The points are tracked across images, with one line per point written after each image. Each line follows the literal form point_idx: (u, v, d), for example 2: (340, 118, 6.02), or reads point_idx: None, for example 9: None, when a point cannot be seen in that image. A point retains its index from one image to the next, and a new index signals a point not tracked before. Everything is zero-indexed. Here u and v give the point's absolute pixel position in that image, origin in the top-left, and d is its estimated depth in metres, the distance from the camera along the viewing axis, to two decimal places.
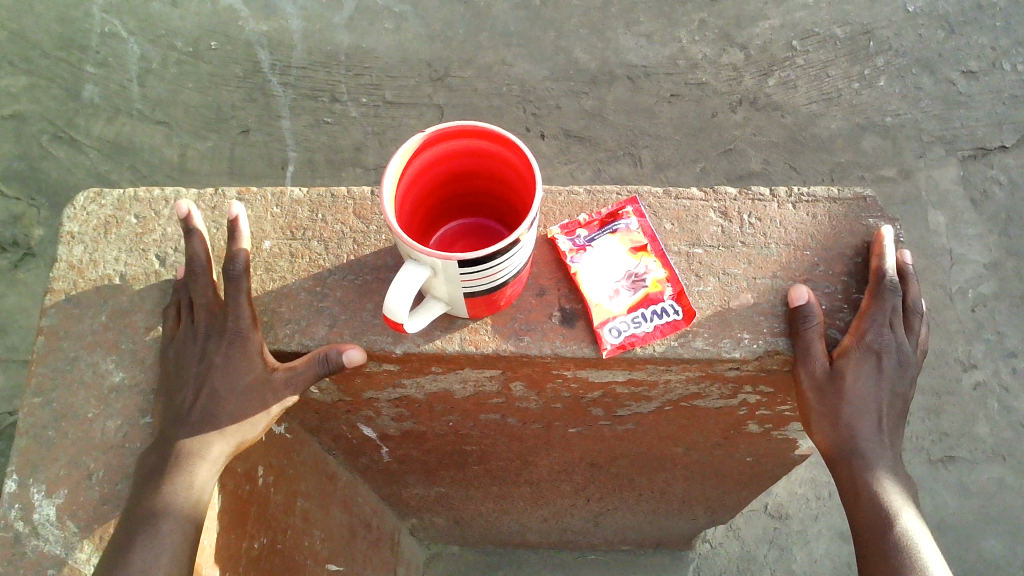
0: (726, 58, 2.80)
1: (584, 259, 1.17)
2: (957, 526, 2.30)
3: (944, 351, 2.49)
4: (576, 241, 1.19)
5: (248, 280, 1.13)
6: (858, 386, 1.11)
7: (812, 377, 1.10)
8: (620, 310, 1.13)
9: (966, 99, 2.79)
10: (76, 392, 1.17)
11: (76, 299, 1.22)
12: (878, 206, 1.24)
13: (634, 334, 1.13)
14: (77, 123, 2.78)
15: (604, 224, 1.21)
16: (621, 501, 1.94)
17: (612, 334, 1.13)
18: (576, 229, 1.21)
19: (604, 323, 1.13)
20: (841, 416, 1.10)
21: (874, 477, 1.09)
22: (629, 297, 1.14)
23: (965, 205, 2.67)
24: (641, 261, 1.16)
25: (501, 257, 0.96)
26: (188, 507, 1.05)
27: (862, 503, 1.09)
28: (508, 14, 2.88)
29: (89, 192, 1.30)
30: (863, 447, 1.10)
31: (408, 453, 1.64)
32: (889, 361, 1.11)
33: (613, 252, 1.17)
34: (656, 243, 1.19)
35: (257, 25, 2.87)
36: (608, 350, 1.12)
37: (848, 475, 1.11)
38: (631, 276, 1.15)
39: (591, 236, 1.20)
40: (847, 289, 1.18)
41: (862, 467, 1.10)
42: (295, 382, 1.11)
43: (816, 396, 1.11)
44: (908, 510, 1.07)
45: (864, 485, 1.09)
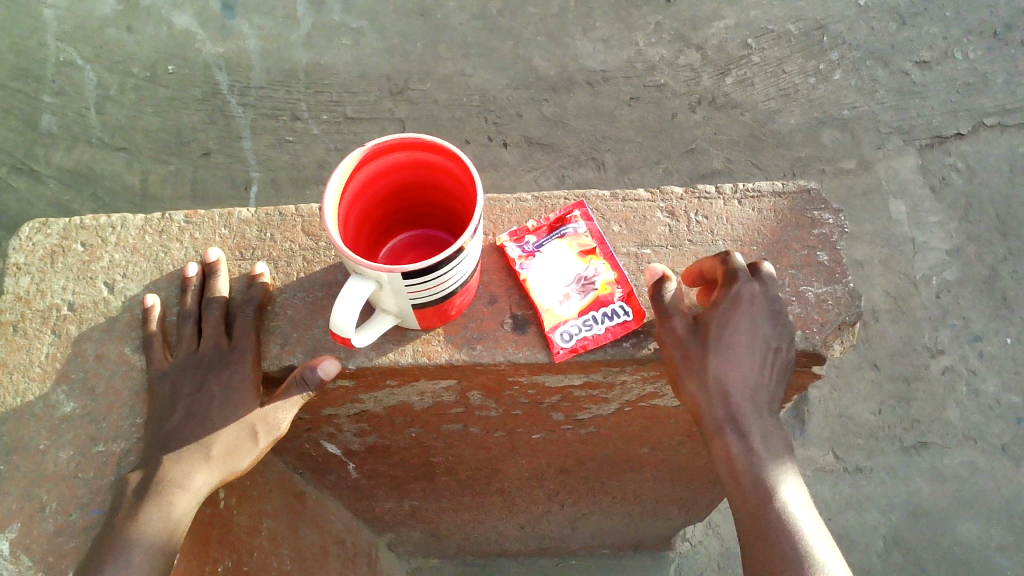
0: (683, 59, 2.83)
1: (534, 264, 1.18)
2: (933, 512, 2.33)
3: (910, 339, 2.52)
4: (526, 248, 1.20)
5: (221, 314, 1.16)
6: (726, 339, 1.08)
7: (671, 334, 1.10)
8: (570, 314, 1.14)
9: (922, 89, 2.82)
10: (27, 424, 1.15)
11: (24, 331, 1.20)
12: (822, 198, 1.26)
13: (585, 336, 1.13)
14: (35, 153, 2.76)
15: (552, 229, 1.21)
16: (595, 504, 1.94)
17: (563, 338, 1.13)
18: (524, 237, 1.22)
19: (556, 326, 1.14)
20: (707, 373, 1.07)
21: (744, 439, 1.06)
22: (579, 301, 1.14)
23: (925, 193, 2.71)
24: (590, 264, 1.16)
25: (445, 265, 0.96)
26: (160, 537, 1.02)
27: (733, 467, 1.05)
28: (465, 26, 2.89)
29: (34, 222, 1.29)
30: (734, 405, 1.07)
31: (376, 467, 1.64)
32: (756, 313, 1.09)
33: (560, 257, 1.18)
34: (605, 245, 1.20)
35: (213, 46, 2.86)
36: (560, 354, 1.13)
37: (718, 438, 1.07)
38: (580, 279, 1.15)
39: (540, 241, 1.21)
40: (795, 282, 1.20)
41: (731, 427, 1.06)
42: (282, 410, 1.10)
43: (678, 352, 1.09)
44: (779, 474, 1.04)
45: (734, 449, 1.06)
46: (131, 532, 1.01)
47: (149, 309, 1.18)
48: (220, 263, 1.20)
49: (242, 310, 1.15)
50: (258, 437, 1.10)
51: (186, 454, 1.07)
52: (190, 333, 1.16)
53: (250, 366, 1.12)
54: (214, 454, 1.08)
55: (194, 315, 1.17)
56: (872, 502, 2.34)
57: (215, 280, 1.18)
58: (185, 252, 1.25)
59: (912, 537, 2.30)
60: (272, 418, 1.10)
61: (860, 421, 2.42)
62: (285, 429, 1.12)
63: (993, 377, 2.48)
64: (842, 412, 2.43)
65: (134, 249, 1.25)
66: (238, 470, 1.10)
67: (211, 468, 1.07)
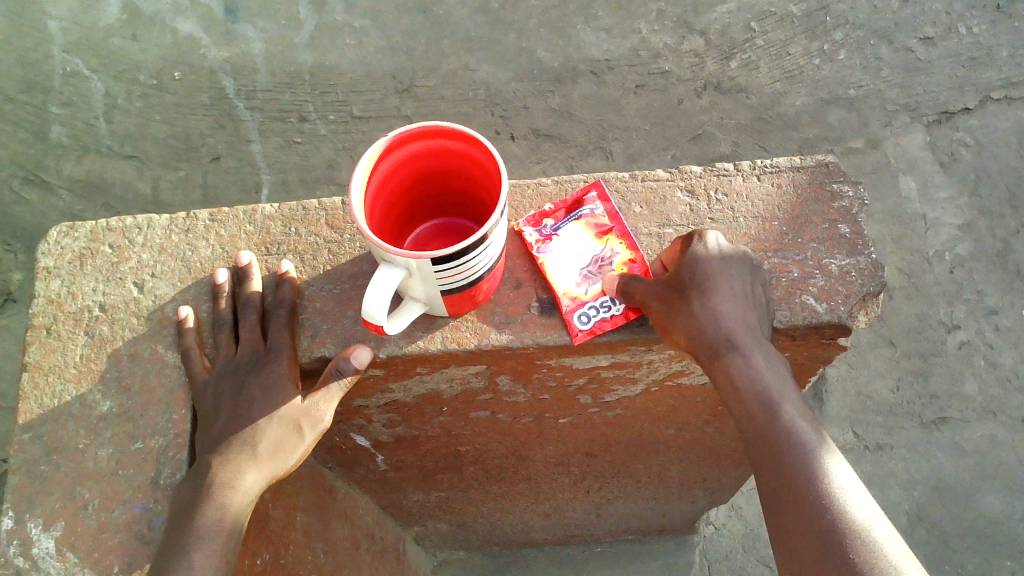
0: (686, 45, 2.83)
1: (552, 247, 1.20)
2: (955, 486, 2.33)
3: (926, 315, 2.52)
4: (543, 231, 1.21)
5: (257, 317, 1.17)
6: (710, 278, 1.11)
7: (650, 295, 1.10)
8: (587, 294, 1.17)
9: (927, 65, 2.82)
10: (65, 424, 1.17)
11: (57, 333, 1.22)
12: (841, 171, 1.27)
13: (604, 316, 1.15)
14: (47, 164, 2.77)
15: (568, 211, 1.23)
16: (620, 490, 1.95)
17: (582, 321, 1.15)
18: (542, 220, 1.23)
19: (574, 307, 1.16)
20: (698, 310, 1.09)
21: (749, 366, 1.07)
22: (595, 283, 1.17)
23: (934, 168, 2.70)
24: (607, 245, 1.19)
25: (472, 252, 0.97)
26: (217, 538, 1.03)
27: (743, 398, 1.07)
28: (467, 20, 2.89)
29: (61, 226, 1.30)
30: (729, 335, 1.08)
31: (404, 459, 1.65)
32: (725, 255, 1.13)
33: (577, 240, 1.20)
34: (621, 225, 1.21)
35: (218, 51, 2.88)
36: (578, 336, 1.15)
37: (722, 370, 1.07)
38: (597, 261, 1.18)
39: (556, 224, 1.22)
40: (818, 255, 1.20)
41: (734, 356, 1.07)
42: (323, 403, 1.12)
43: (663, 307, 1.10)
44: (786, 399, 1.07)
45: (740, 377, 1.07)
46: (188, 536, 1.02)
47: (184, 319, 1.19)
48: (252, 265, 1.21)
49: (275, 313, 1.16)
50: (303, 432, 1.10)
51: (234, 456, 1.07)
52: (227, 339, 1.17)
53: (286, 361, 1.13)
54: (265, 452, 1.08)
55: (230, 321, 1.19)
56: (895, 479, 2.34)
57: (250, 284, 1.20)
58: (212, 249, 1.26)
59: (936, 512, 2.31)
60: (315, 412, 1.11)
61: (880, 398, 2.43)
62: (329, 421, 1.13)
63: (1010, 350, 2.48)
64: (860, 390, 2.44)
65: (162, 249, 1.27)
66: (287, 467, 1.11)
67: (263, 466, 1.08)
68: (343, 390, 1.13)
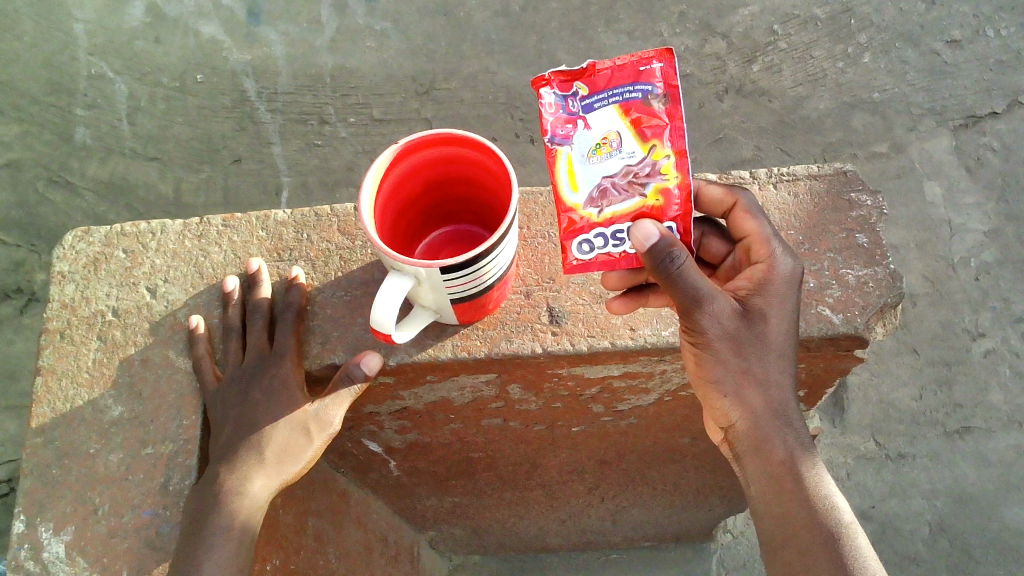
0: (708, 48, 2.80)
1: (574, 134, 0.96)
2: (979, 496, 2.29)
3: (950, 323, 2.48)
4: (568, 104, 0.96)
5: (266, 324, 1.17)
6: (772, 333, 1.08)
7: (719, 323, 1.05)
8: (600, 217, 0.98)
9: (953, 69, 2.77)
10: (77, 428, 1.17)
11: (71, 337, 1.23)
12: (860, 179, 1.25)
13: (612, 252, 1.01)
14: (71, 166, 2.80)
15: (614, 79, 0.96)
16: (636, 497, 1.94)
17: (582, 249, 1.00)
18: (574, 83, 0.96)
19: (578, 230, 0.99)
20: (753, 366, 1.07)
21: (788, 446, 1.08)
22: (616, 203, 0.98)
23: (960, 174, 2.66)
24: (651, 155, 0.96)
25: (485, 257, 0.95)
26: (226, 548, 1.03)
27: (778, 473, 1.07)
28: (487, 22, 2.88)
29: (77, 230, 1.31)
30: (775, 407, 1.08)
31: (417, 465, 1.65)
32: (787, 294, 1.08)
33: (612, 132, 0.96)
34: (676, 123, 0.97)
35: (240, 54, 2.89)
36: (571, 264, 1.00)
37: (767, 440, 1.08)
38: (631, 173, 0.97)
39: (591, 98, 0.96)
40: (835, 265, 1.19)
41: (780, 432, 1.08)
42: (329, 412, 1.11)
43: (722, 340, 1.06)
44: (830, 488, 1.05)
45: (779, 456, 1.07)
46: (197, 547, 1.02)
47: (194, 328, 1.19)
48: (261, 271, 1.21)
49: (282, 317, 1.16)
50: (311, 438, 1.10)
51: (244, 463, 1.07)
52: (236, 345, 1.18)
53: (296, 365, 1.13)
54: (276, 457, 1.09)
55: (238, 327, 1.19)
56: (917, 489, 2.31)
57: (259, 291, 1.20)
58: (225, 255, 1.26)
59: (958, 523, 2.27)
60: (323, 418, 1.11)
61: (902, 407, 2.39)
62: (337, 426, 1.12)
63: None
64: (882, 399, 2.40)
65: (175, 254, 1.27)
66: (295, 472, 1.10)
67: (274, 474, 1.08)
68: (352, 395, 1.13)
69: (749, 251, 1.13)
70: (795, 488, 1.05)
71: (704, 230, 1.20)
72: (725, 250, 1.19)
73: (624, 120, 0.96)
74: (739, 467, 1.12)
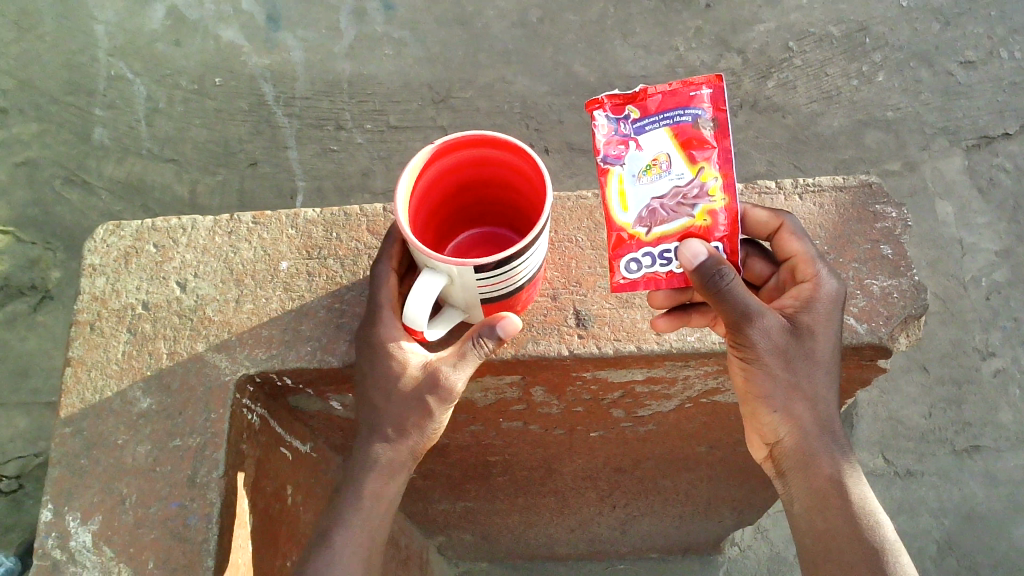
0: (724, 63, 2.81)
1: (626, 157, 1.01)
2: (987, 516, 2.29)
3: (961, 341, 2.48)
4: (618, 128, 1.01)
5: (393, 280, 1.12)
6: (818, 351, 1.08)
7: (770, 338, 1.06)
8: (648, 237, 1.01)
9: (967, 89, 2.79)
10: (105, 420, 1.19)
11: (101, 329, 1.24)
12: (884, 192, 1.27)
13: (658, 271, 1.02)
14: (88, 165, 2.82)
15: (666, 104, 1.00)
16: (646, 506, 1.94)
17: (629, 267, 1.03)
18: (627, 107, 1.01)
19: (627, 247, 1.02)
20: (801, 382, 1.08)
21: (834, 462, 1.08)
22: (665, 223, 1.01)
23: (973, 194, 2.67)
24: (699, 177, 1.00)
25: (518, 258, 0.96)
26: None
27: (824, 489, 1.08)
28: (504, 33, 2.90)
29: (108, 225, 1.32)
30: (821, 423, 1.09)
31: (432, 468, 1.65)
32: (832, 314, 1.09)
33: (662, 154, 1.00)
34: (724, 147, 1.00)
35: (259, 58, 2.91)
36: (618, 281, 1.03)
37: (812, 456, 1.09)
38: (679, 194, 1.00)
39: (643, 121, 1.01)
40: (859, 275, 1.20)
41: (825, 448, 1.09)
42: (441, 380, 1.06)
43: (771, 357, 1.06)
44: (874, 505, 1.06)
45: (825, 472, 1.08)
46: None
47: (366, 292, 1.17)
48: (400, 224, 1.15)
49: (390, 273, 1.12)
50: (427, 410, 1.07)
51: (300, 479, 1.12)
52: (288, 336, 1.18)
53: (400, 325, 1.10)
54: (400, 433, 1.08)
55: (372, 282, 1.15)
56: (925, 506, 2.31)
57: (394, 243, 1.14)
58: (255, 252, 1.28)
59: (966, 542, 2.27)
60: (438, 387, 1.06)
61: (911, 424, 2.40)
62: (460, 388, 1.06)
63: None
64: (892, 415, 2.41)
65: (205, 250, 1.29)
66: (422, 442, 1.09)
67: (402, 449, 1.09)
68: (474, 356, 1.05)
69: (794, 272, 1.14)
70: (841, 504, 1.06)
71: (748, 250, 1.20)
72: (769, 271, 1.19)
73: (673, 142, 1.00)
74: (783, 483, 1.13)
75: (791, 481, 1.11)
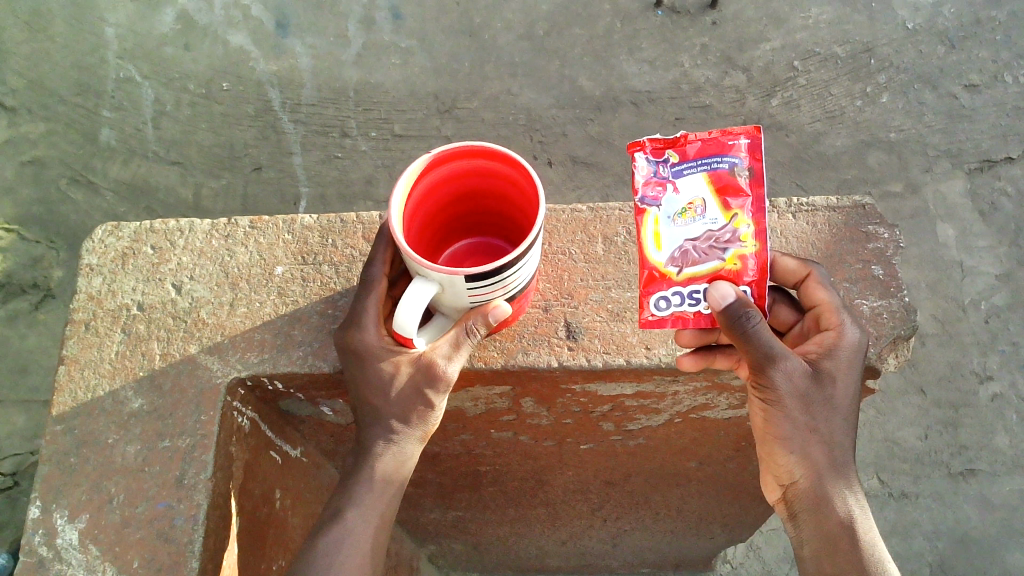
0: (728, 80, 2.82)
1: (664, 200, 1.00)
2: (981, 540, 2.28)
3: (959, 364, 2.48)
4: (656, 172, 1.01)
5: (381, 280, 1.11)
6: (838, 398, 1.06)
7: (792, 381, 1.03)
8: (679, 276, 0.99)
9: (970, 113, 2.79)
10: (96, 418, 1.19)
11: (95, 329, 1.25)
12: (878, 213, 1.27)
13: (686, 311, 1.00)
14: (94, 166, 2.84)
15: (705, 150, 1.00)
16: (638, 521, 1.94)
17: (658, 305, 1.00)
18: (667, 151, 1.01)
19: (657, 285, 1.00)
20: (819, 427, 1.05)
21: (846, 509, 1.06)
22: (696, 264, 0.99)
23: (974, 217, 2.68)
24: (732, 223, 0.98)
25: (507, 266, 0.96)
26: None
27: (834, 535, 1.05)
28: (511, 45, 2.91)
29: (106, 225, 1.34)
30: (835, 469, 1.06)
31: (424, 476, 1.65)
32: (854, 363, 1.07)
33: (698, 198, 0.99)
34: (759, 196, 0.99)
35: (267, 64, 2.93)
36: (647, 319, 1.01)
37: (825, 502, 1.06)
38: (711, 237, 0.99)
39: (680, 165, 1.01)
40: (850, 295, 1.21)
41: (839, 495, 1.06)
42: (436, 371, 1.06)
43: (792, 401, 1.04)
44: (884, 555, 1.03)
45: (837, 518, 1.05)
46: None
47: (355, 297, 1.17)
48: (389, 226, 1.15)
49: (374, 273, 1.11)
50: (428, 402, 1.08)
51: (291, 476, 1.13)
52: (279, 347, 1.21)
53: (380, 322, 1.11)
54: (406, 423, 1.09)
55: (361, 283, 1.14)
56: (918, 529, 2.31)
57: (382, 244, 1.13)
58: (251, 256, 1.29)
59: (959, 565, 2.26)
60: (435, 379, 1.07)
61: (907, 445, 2.40)
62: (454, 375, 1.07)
63: None
64: (887, 436, 2.41)
65: (202, 253, 1.30)
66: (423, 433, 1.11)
67: (409, 439, 1.10)
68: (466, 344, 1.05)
69: (818, 321, 1.11)
70: (852, 550, 1.03)
71: (774, 296, 1.16)
72: (794, 318, 1.15)
73: (709, 188, 0.99)
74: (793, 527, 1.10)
75: (801, 525, 1.08)
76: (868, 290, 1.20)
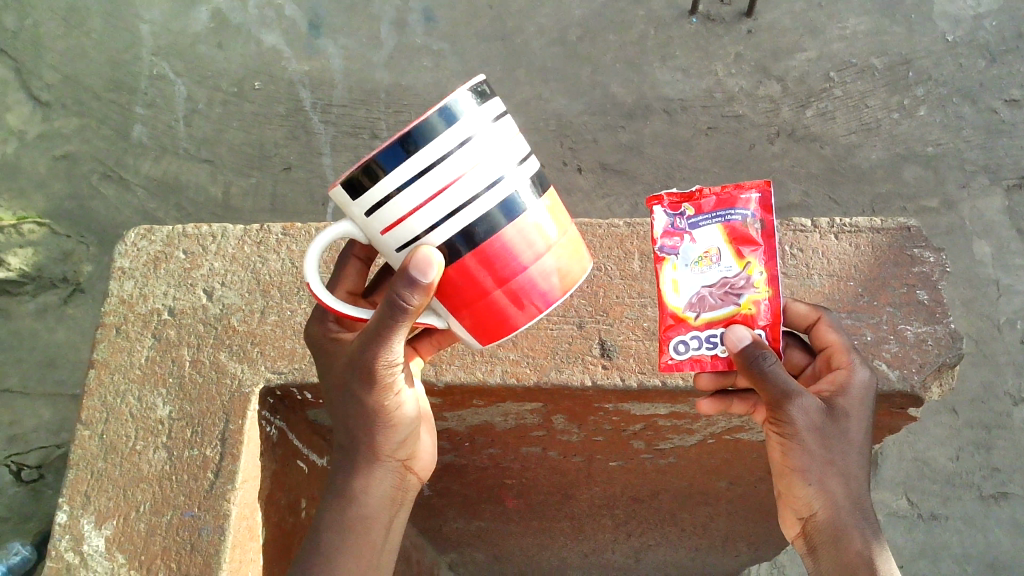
0: (763, 90, 2.78)
1: (680, 249, 0.96)
2: (1011, 565, 2.24)
3: (992, 384, 2.44)
4: (672, 224, 0.97)
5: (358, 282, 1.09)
6: (854, 431, 0.99)
7: (809, 416, 0.97)
8: (697, 321, 0.97)
9: (1010, 128, 2.73)
10: (125, 424, 1.19)
11: (126, 333, 1.25)
12: (923, 236, 1.24)
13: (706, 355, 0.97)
14: (126, 162, 2.86)
15: (720, 203, 0.96)
16: (662, 536, 1.91)
17: (678, 349, 0.98)
18: (683, 204, 0.97)
19: (675, 330, 0.97)
20: (836, 459, 0.97)
21: (867, 544, 0.96)
22: (713, 309, 0.96)
23: (1011, 234, 2.62)
24: (746, 270, 0.95)
25: (378, 181, 0.77)
26: None
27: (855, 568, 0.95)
28: (543, 50, 2.86)
29: (140, 228, 1.33)
30: (855, 504, 0.98)
31: (448, 487, 1.64)
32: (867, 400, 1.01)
33: (713, 248, 0.95)
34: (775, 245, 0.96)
35: (299, 64, 2.91)
36: (667, 361, 0.98)
37: (843, 535, 0.97)
38: (726, 285, 0.95)
39: (696, 216, 0.97)
40: (894, 320, 1.18)
41: (860, 529, 0.97)
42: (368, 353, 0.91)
43: (806, 432, 0.97)
44: None
45: (857, 552, 0.96)
46: None
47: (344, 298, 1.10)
48: None
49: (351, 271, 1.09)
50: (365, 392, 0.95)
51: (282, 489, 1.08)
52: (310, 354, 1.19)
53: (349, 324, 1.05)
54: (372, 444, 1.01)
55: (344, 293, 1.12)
56: (948, 551, 2.27)
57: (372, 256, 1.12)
58: (282, 263, 1.27)
59: None
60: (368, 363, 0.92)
61: (938, 466, 2.35)
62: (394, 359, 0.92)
63: None
64: (917, 456, 2.36)
65: (233, 259, 1.29)
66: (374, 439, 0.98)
67: (382, 468, 1.01)
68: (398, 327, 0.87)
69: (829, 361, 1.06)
70: None
71: (788, 340, 1.12)
72: (806, 361, 1.11)
73: (724, 237, 0.96)
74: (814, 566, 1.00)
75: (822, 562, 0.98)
76: (912, 318, 1.18)
